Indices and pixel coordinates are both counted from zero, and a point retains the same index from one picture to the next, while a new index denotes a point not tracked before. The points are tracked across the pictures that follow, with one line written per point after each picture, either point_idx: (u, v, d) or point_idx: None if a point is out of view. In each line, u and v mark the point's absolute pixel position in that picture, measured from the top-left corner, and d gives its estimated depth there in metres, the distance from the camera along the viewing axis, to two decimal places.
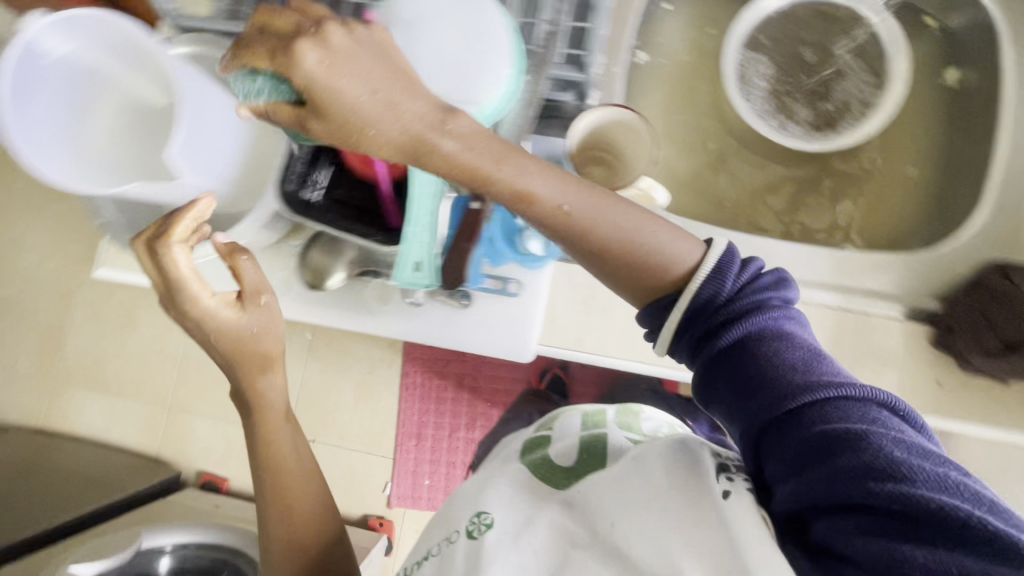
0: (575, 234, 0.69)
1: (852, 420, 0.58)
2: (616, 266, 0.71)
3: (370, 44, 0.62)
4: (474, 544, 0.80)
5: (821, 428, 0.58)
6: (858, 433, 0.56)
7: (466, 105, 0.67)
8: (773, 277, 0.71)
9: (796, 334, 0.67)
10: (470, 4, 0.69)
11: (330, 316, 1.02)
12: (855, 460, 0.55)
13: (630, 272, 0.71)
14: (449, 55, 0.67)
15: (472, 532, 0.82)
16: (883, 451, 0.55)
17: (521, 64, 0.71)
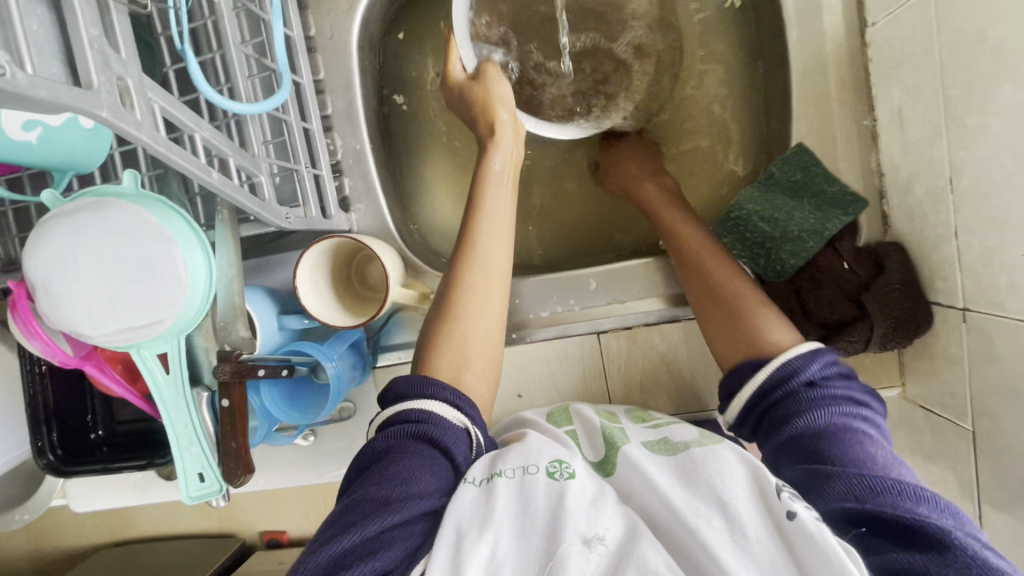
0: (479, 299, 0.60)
1: (869, 453, 0.46)
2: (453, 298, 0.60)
3: (42, 333, 0.55)
4: (558, 487, 0.49)
5: (830, 448, 0.47)
6: (875, 464, 0.45)
7: (161, 322, 0.55)
8: (825, 367, 0.53)
9: (852, 424, 0.49)
10: (112, 231, 0.53)
11: (150, 498, 0.79)
12: (851, 469, 0.45)
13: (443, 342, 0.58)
14: (110, 280, 0.53)
15: (552, 474, 0.51)
16: (905, 501, 0.42)
17: (202, 239, 0.56)
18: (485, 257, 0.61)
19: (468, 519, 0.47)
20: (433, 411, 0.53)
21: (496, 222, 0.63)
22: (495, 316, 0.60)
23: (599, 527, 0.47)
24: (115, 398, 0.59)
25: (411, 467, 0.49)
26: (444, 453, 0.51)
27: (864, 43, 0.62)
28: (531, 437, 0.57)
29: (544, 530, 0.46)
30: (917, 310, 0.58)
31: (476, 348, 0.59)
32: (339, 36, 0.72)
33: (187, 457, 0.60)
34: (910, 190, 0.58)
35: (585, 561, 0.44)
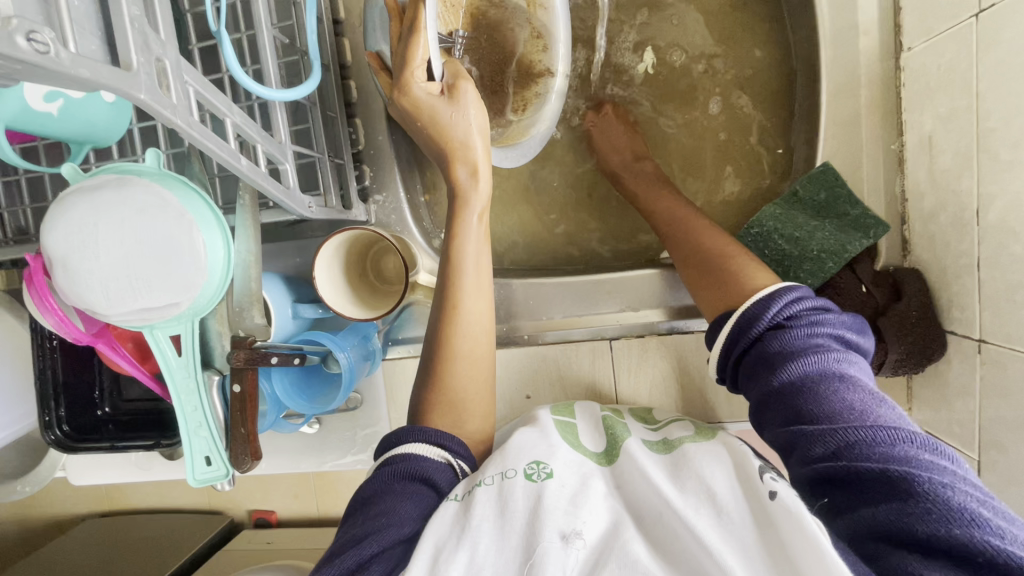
0: (462, 344, 0.59)
1: (847, 403, 0.45)
2: (435, 343, 0.60)
3: (56, 310, 0.54)
4: (536, 488, 0.51)
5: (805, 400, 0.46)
6: (853, 416, 0.44)
7: (176, 305, 0.55)
8: (803, 310, 0.52)
9: (830, 364, 0.48)
10: (125, 209, 0.52)
11: (149, 475, 0.80)
12: (827, 426, 0.44)
13: (426, 378, 0.60)
14: (123, 260, 0.52)
15: (529, 476, 0.52)
16: (877, 454, 0.42)
17: (218, 220, 0.55)
18: (468, 325, 0.59)
19: (448, 533, 0.48)
20: (413, 451, 0.54)
21: (474, 285, 0.59)
22: (482, 370, 0.60)
23: (578, 523, 0.49)
24: (128, 377, 0.59)
25: (392, 503, 0.50)
26: (427, 483, 0.53)
27: (897, 66, 0.62)
28: (513, 440, 0.58)
29: (524, 531, 0.48)
30: (931, 339, 0.58)
31: (468, 389, 0.59)
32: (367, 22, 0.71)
33: (195, 440, 0.60)
34: (934, 218, 0.59)
35: (565, 557, 0.46)
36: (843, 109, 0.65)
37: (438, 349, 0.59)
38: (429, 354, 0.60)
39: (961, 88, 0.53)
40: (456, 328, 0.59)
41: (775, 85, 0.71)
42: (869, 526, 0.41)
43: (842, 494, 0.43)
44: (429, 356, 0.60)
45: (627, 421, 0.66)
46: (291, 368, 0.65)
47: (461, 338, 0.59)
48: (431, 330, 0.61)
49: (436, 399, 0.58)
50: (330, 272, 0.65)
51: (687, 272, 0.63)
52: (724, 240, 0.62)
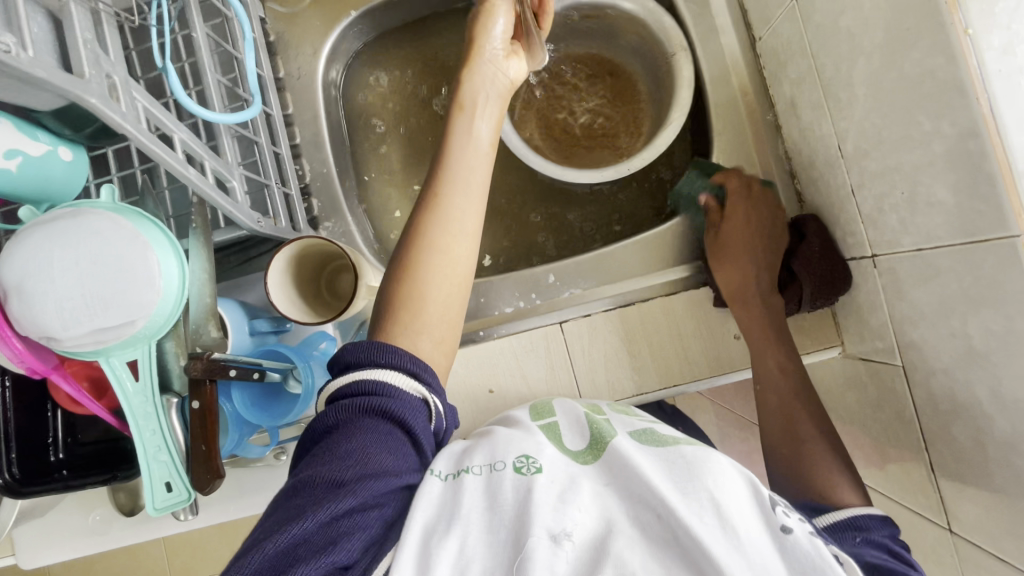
0: (450, 254, 0.58)
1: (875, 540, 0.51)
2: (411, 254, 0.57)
3: (17, 338, 0.55)
4: (525, 483, 0.49)
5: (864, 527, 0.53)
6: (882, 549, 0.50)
7: (132, 324, 0.57)
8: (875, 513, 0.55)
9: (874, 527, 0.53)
10: (80, 236, 0.55)
11: (105, 542, 0.75)
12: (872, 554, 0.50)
13: (395, 282, 0.57)
14: (80, 284, 0.55)
15: (518, 469, 0.51)
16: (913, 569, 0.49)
17: (172, 242, 0.59)
18: (451, 228, 0.58)
19: (433, 519, 0.47)
20: (383, 382, 0.51)
21: (466, 186, 0.59)
22: (457, 279, 0.58)
23: (567, 522, 0.46)
24: (85, 408, 0.58)
25: (359, 446, 0.48)
26: (399, 424, 0.50)
27: (755, 55, 0.74)
28: (504, 437, 0.57)
29: (512, 524, 0.46)
30: (835, 271, 0.65)
31: (435, 294, 0.57)
32: (306, 77, 0.81)
33: (154, 467, 0.60)
34: (813, 165, 0.68)
35: (554, 558, 0.43)
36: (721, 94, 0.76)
37: (424, 249, 0.57)
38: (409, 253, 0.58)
39: (800, 56, 0.65)
40: (435, 228, 0.58)
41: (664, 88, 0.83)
42: None
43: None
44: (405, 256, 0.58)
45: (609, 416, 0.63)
46: (253, 384, 0.66)
47: (448, 244, 0.58)
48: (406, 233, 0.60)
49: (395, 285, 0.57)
50: (282, 288, 0.67)
51: (746, 330, 0.69)
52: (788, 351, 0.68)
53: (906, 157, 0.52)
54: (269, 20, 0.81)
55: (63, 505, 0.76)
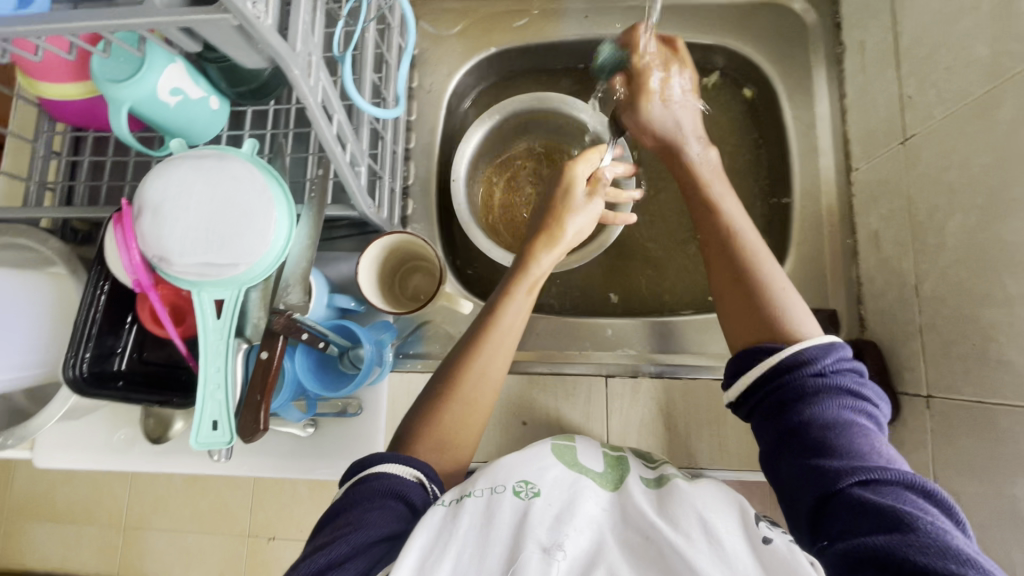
0: (470, 393, 0.60)
1: (855, 442, 0.49)
2: (434, 400, 0.60)
3: (132, 250, 0.60)
4: (522, 506, 0.49)
5: (835, 435, 0.49)
6: (857, 455, 0.48)
7: (235, 267, 0.61)
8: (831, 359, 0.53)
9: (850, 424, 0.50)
10: (217, 179, 0.60)
11: (122, 461, 0.78)
12: (843, 464, 0.47)
13: (414, 421, 0.60)
14: (204, 218, 0.60)
15: (517, 493, 0.50)
16: (936, 536, 0.42)
17: (290, 203, 0.64)
18: (479, 377, 0.61)
19: (434, 536, 0.46)
20: (383, 468, 0.52)
21: (498, 345, 0.63)
22: (474, 422, 0.61)
23: (561, 537, 0.46)
24: (166, 331, 0.62)
25: (356, 514, 0.48)
26: (401, 500, 0.50)
27: (849, 181, 0.79)
28: (505, 457, 0.56)
29: (507, 542, 0.45)
30: (888, 400, 0.67)
31: (455, 435, 0.59)
32: (434, 92, 0.88)
33: (207, 404, 0.62)
34: (883, 295, 0.71)
35: (546, 569, 0.43)
36: (808, 208, 0.81)
37: (446, 392, 0.60)
38: (433, 397, 0.61)
39: (896, 195, 0.69)
40: (460, 379, 0.61)
41: (754, 187, 0.88)
42: (854, 545, 0.43)
43: (798, 472, 0.50)
44: (426, 396, 0.61)
45: (628, 456, 0.61)
46: (313, 351, 0.70)
47: (475, 400, 0.61)
48: (440, 372, 0.63)
49: (444, 391, 0.60)
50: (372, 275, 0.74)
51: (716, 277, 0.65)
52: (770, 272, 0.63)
53: (984, 311, 0.55)
54: (417, 36, 0.90)
55: (93, 416, 0.79)
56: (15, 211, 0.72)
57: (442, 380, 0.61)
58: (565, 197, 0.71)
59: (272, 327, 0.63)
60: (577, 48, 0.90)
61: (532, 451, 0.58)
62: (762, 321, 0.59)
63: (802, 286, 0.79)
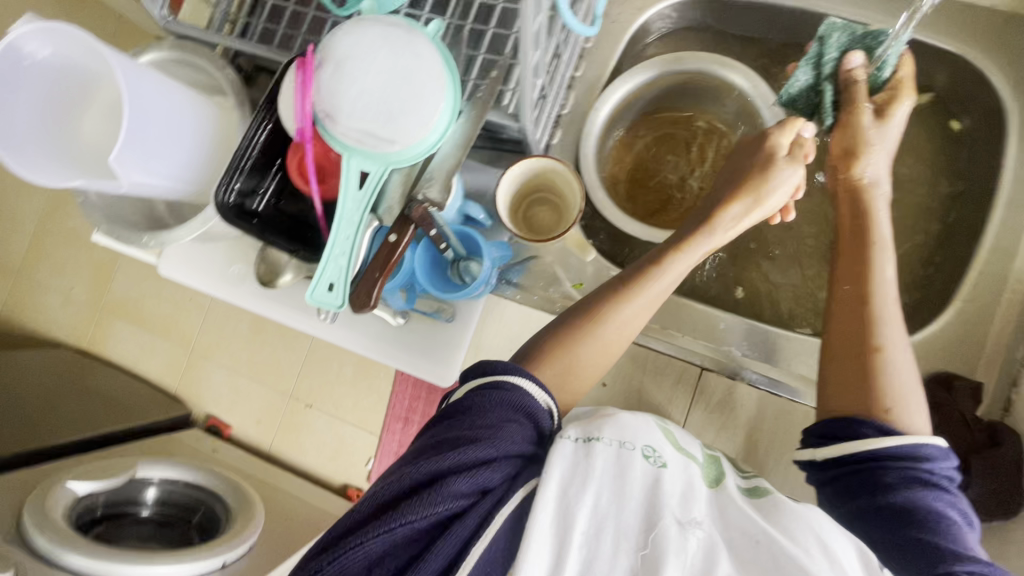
0: (609, 329, 0.62)
1: (947, 530, 0.51)
2: (572, 332, 0.62)
3: (302, 96, 0.60)
4: (654, 472, 0.49)
5: (938, 519, 0.51)
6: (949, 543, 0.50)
7: (390, 144, 0.60)
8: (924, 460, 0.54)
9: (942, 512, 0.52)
10: (402, 52, 0.59)
11: (230, 294, 0.83)
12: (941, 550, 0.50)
13: (548, 340, 0.62)
14: (378, 87, 0.59)
15: (647, 458, 0.51)
16: None
17: (456, 99, 0.62)
18: (619, 323, 0.62)
19: (570, 470, 0.47)
20: (521, 382, 0.53)
21: (651, 296, 0.63)
22: (605, 358, 0.62)
23: (692, 515, 0.48)
24: (309, 185, 0.63)
25: (493, 420, 0.50)
26: (530, 417, 0.52)
27: None
28: (623, 414, 0.56)
29: (642, 503, 0.47)
30: (1012, 496, 0.64)
31: (581, 368, 0.61)
32: (619, 24, 0.82)
33: (329, 266, 0.64)
34: None
35: (683, 542, 0.45)
36: (992, 268, 0.72)
37: (588, 321, 0.62)
38: (578, 320, 0.62)
39: None
40: (604, 311, 0.62)
41: (930, 225, 0.80)
42: None
43: (886, 543, 0.53)
44: (568, 320, 0.63)
45: (722, 461, 0.60)
46: (433, 249, 0.72)
47: (614, 341, 0.62)
48: (580, 305, 0.64)
49: (558, 345, 0.61)
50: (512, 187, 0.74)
51: (830, 331, 0.64)
52: (895, 343, 0.61)
53: None
54: None
55: (219, 245, 0.84)
56: (198, 31, 0.74)
57: (589, 307, 0.63)
58: (762, 163, 0.69)
59: (412, 215, 0.65)
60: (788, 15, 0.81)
61: (629, 414, 0.57)
62: (869, 388, 0.59)
63: (948, 346, 0.72)
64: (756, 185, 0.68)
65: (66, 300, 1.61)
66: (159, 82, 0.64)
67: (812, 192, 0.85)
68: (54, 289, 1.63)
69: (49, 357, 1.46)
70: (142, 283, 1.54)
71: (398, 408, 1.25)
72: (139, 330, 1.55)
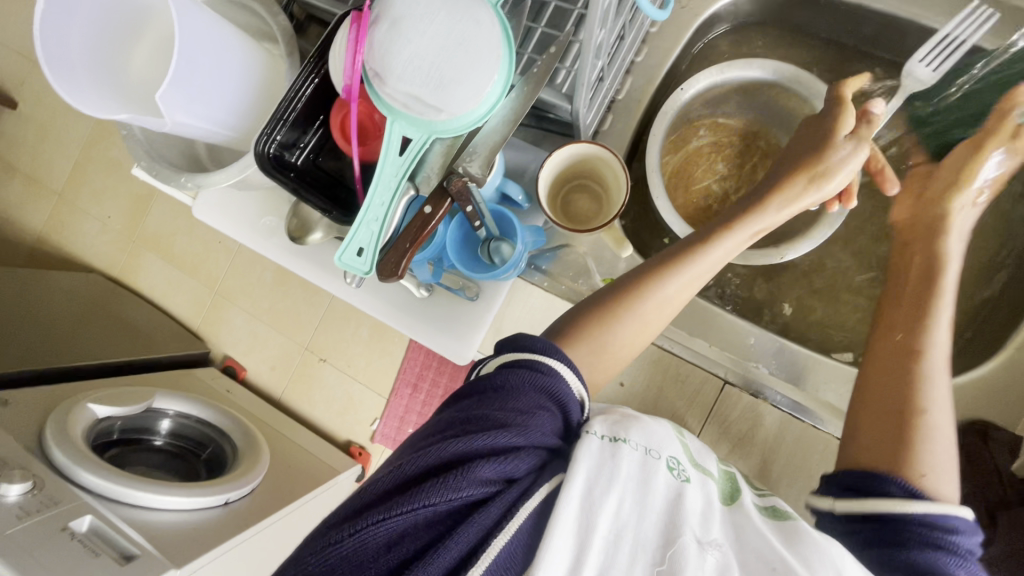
0: (652, 306, 0.60)
1: None
2: (619, 296, 0.61)
3: (354, 53, 0.58)
4: (677, 485, 0.49)
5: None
6: None
7: (438, 112, 0.58)
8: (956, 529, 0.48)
9: None
10: (461, 16, 0.56)
11: (261, 244, 0.83)
12: None
13: (592, 309, 0.60)
14: (431, 51, 0.56)
15: (671, 470, 0.50)
16: None
17: (511, 72, 0.59)
18: (664, 298, 0.61)
19: (596, 467, 0.46)
20: (558, 367, 0.50)
21: (701, 271, 0.62)
22: (646, 332, 0.61)
23: (711, 533, 0.47)
24: (351, 146, 0.62)
25: (522, 403, 0.47)
26: (560, 405, 0.50)
27: None
28: (652, 424, 0.56)
29: (661, 515, 0.46)
30: None
31: (622, 342, 0.59)
32: (689, 11, 0.78)
33: (361, 231, 0.63)
34: None
35: (702, 560, 0.44)
36: None
37: (636, 291, 0.61)
38: (622, 290, 0.61)
39: None
40: (654, 284, 0.61)
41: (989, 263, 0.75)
42: None
43: None
44: (614, 288, 0.61)
45: (737, 478, 0.58)
46: (467, 225, 0.70)
47: (658, 313, 0.61)
48: (630, 274, 0.63)
49: (594, 322, 0.59)
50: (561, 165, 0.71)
51: (865, 372, 0.62)
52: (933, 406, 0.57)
53: None
54: None
55: (254, 193, 0.84)
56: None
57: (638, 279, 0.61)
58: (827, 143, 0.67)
59: (452, 189, 0.64)
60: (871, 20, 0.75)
61: (650, 419, 0.57)
62: (900, 445, 0.55)
63: (989, 393, 0.68)
64: (816, 164, 0.66)
65: (101, 228, 1.65)
66: (212, 22, 0.63)
67: (868, 213, 0.81)
68: (91, 215, 1.67)
69: (80, 281, 1.50)
70: (174, 220, 1.56)
71: (410, 375, 1.26)
72: (168, 265, 1.58)
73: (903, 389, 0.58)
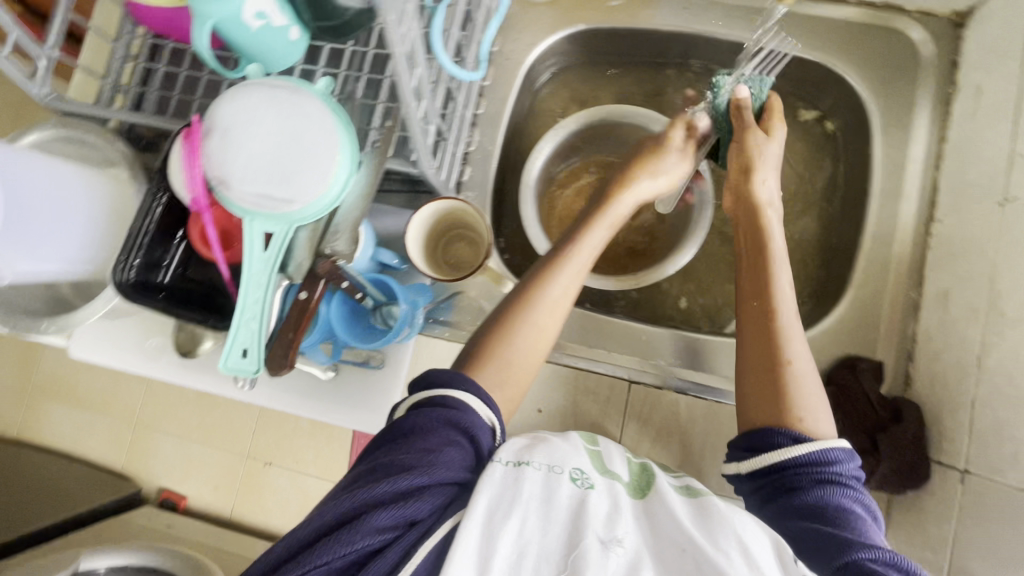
0: (540, 314, 0.65)
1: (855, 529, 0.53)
2: (507, 316, 0.64)
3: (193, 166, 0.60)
4: (580, 493, 0.51)
5: (844, 517, 0.54)
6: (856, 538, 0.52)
7: (289, 204, 0.60)
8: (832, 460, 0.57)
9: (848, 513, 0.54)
10: (292, 112, 0.59)
11: (151, 366, 0.80)
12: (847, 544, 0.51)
13: (488, 335, 0.64)
14: (270, 150, 0.59)
15: (575, 480, 0.52)
16: None
17: (354, 152, 0.62)
18: (550, 304, 0.65)
19: (497, 497, 0.48)
20: (467, 402, 0.56)
21: (573, 269, 0.67)
22: (542, 344, 0.65)
23: (618, 531, 0.49)
24: (212, 252, 0.62)
25: (428, 442, 0.52)
26: (468, 436, 0.54)
27: (928, 233, 0.77)
28: (557, 443, 0.58)
29: (566, 523, 0.48)
30: (918, 464, 0.69)
31: (520, 358, 0.63)
32: (514, 60, 0.86)
33: (240, 332, 0.63)
34: (940, 357, 0.71)
35: (606, 559, 0.46)
36: (880, 251, 0.79)
37: (522, 305, 0.65)
38: (508, 309, 0.65)
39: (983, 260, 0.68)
40: (535, 294, 0.65)
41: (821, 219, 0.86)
42: None
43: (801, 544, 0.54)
44: (502, 308, 0.66)
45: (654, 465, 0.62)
46: (350, 300, 0.72)
47: (549, 326, 0.65)
48: (513, 296, 0.66)
49: (495, 341, 0.63)
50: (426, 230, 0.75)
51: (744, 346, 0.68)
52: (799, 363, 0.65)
53: None
54: None
55: (133, 318, 0.82)
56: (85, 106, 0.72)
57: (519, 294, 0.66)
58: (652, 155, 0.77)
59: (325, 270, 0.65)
60: (667, 40, 0.86)
61: (557, 441, 0.59)
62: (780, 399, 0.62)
63: (849, 331, 0.77)
64: (649, 162, 0.76)
65: None
66: (45, 163, 0.62)
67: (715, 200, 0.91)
68: None
69: None
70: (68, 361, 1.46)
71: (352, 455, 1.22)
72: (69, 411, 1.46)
73: (770, 350, 0.65)
